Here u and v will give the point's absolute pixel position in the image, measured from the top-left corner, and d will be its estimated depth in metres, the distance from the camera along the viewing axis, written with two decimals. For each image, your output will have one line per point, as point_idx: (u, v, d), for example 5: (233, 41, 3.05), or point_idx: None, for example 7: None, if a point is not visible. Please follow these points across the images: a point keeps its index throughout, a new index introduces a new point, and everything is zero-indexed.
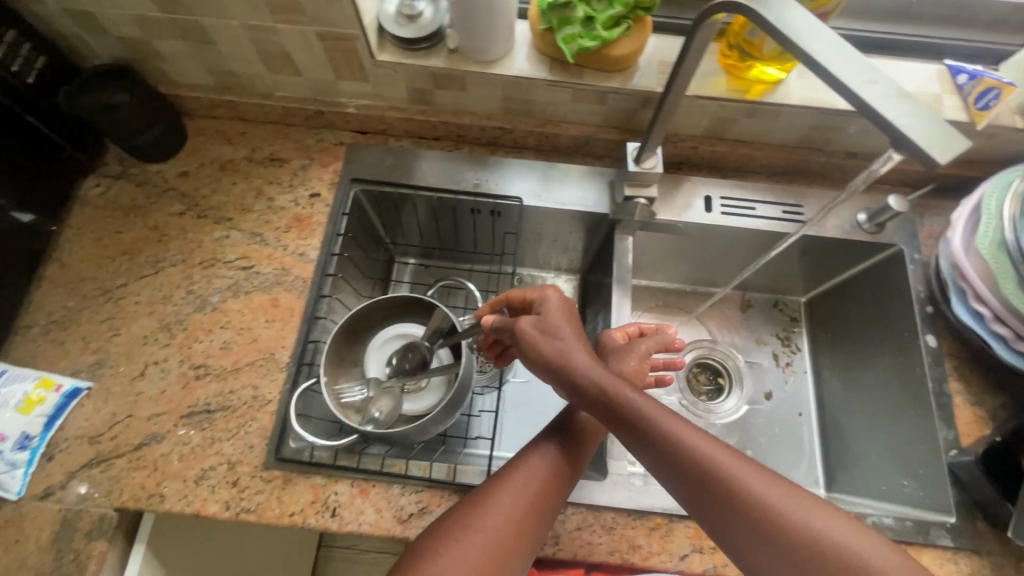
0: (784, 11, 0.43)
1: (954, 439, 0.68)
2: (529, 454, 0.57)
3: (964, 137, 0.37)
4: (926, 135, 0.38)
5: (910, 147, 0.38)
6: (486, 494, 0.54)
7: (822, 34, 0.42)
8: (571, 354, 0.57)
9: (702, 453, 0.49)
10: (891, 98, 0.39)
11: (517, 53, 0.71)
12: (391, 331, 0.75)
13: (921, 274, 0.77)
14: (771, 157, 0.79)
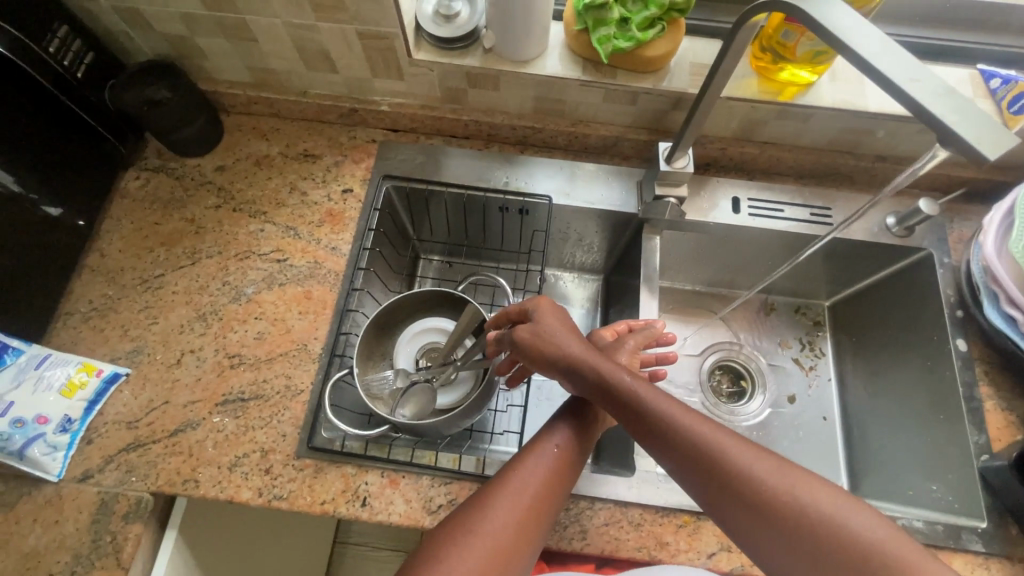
0: (829, 8, 0.43)
1: (985, 444, 0.68)
2: (529, 453, 0.57)
3: (1012, 134, 0.38)
4: (975, 133, 0.38)
5: (959, 143, 0.38)
6: (488, 496, 0.54)
7: (868, 31, 0.42)
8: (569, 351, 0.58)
9: (702, 443, 0.49)
10: (939, 95, 0.39)
11: (550, 53, 0.72)
12: (422, 325, 0.76)
13: (951, 278, 0.76)
14: (800, 159, 0.79)
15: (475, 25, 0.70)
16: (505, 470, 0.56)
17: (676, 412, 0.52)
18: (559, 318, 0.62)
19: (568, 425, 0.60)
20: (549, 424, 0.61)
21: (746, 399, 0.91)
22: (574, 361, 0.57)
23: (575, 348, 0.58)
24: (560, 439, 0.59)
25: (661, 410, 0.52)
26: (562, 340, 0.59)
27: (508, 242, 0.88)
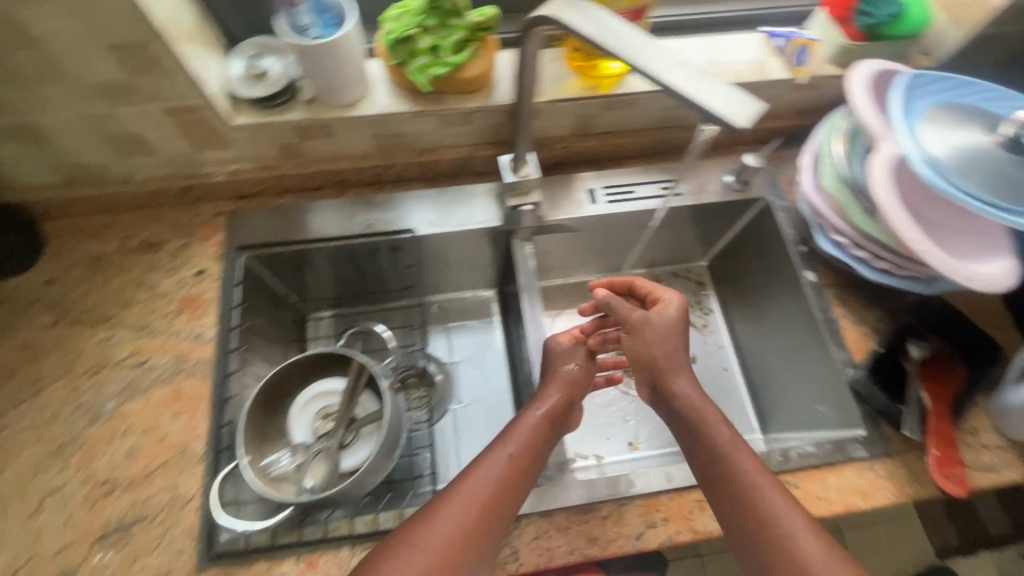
0: (589, 16, 0.45)
1: (848, 358, 0.75)
2: (482, 463, 0.60)
3: (757, 100, 0.40)
4: (729, 106, 0.40)
5: (712, 117, 0.40)
6: (440, 503, 0.56)
7: (626, 31, 0.45)
8: (675, 369, 0.65)
9: (746, 482, 0.56)
10: (689, 79, 0.42)
11: (374, 91, 0.72)
12: (312, 390, 0.73)
13: (791, 218, 0.83)
14: (638, 142, 0.84)
15: (289, 78, 0.69)
16: (461, 476, 0.59)
17: (752, 465, 0.57)
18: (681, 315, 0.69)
19: (525, 434, 0.63)
20: (515, 431, 0.63)
21: None
22: (680, 372, 0.65)
23: (683, 369, 0.65)
24: (515, 449, 0.61)
25: (737, 460, 0.58)
26: (676, 350, 0.66)
27: (388, 280, 0.88)
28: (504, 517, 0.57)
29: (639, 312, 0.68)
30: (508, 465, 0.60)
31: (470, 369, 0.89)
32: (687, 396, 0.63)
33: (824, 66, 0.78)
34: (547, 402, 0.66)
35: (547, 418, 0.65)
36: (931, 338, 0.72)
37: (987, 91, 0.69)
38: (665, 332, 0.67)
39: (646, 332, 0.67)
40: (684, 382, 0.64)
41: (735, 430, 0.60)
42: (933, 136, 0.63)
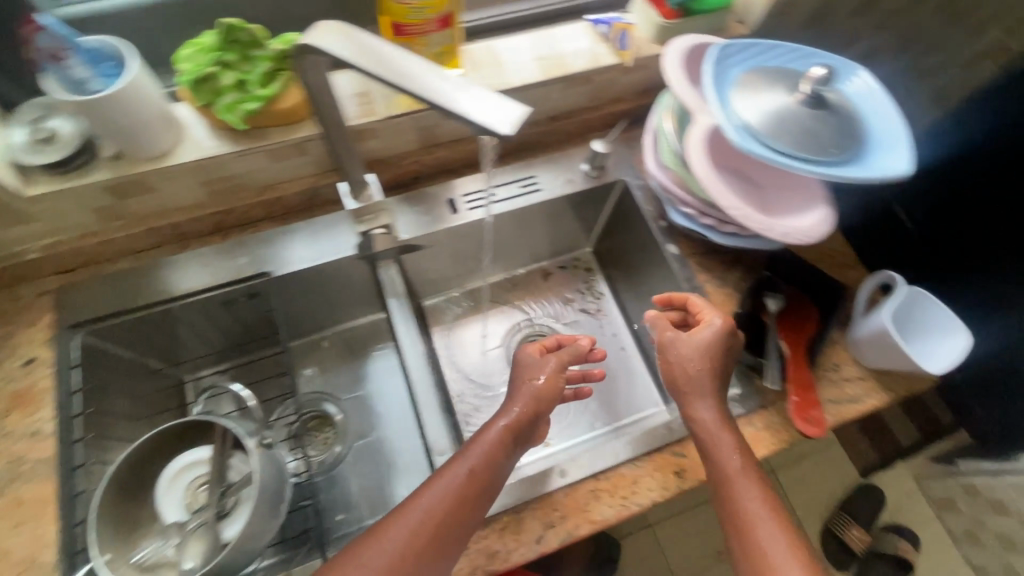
0: (344, 38, 0.44)
1: (717, 321, 0.77)
2: (438, 480, 0.59)
3: (521, 104, 0.41)
4: (490, 113, 0.40)
5: (481, 126, 0.40)
6: (389, 523, 0.56)
7: (397, 56, 0.43)
8: (699, 397, 0.65)
9: (747, 515, 0.58)
10: (454, 89, 0.42)
11: (189, 136, 0.67)
12: (177, 464, 0.66)
13: (648, 195, 0.86)
14: (489, 145, 0.84)
15: (83, 137, 0.63)
16: (414, 494, 0.58)
17: (754, 500, 0.59)
18: (715, 343, 0.67)
19: (489, 449, 0.62)
20: (475, 442, 0.62)
21: None
22: (699, 398, 0.65)
23: (705, 399, 0.65)
24: (476, 464, 0.60)
25: (741, 490, 0.60)
26: (697, 374, 0.66)
27: (257, 329, 0.82)
28: (457, 531, 0.57)
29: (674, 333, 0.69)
30: (466, 478, 0.59)
31: (363, 402, 0.91)
32: (702, 423, 0.64)
33: (649, 46, 0.80)
34: (508, 416, 0.65)
35: (507, 431, 0.63)
36: (782, 286, 0.78)
37: (790, 51, 0.74)
38: (694, 360, 0.66)
39: (677, 360, 0.67)
40: (704, 405, 0.64)
41: (747, 459, 0.62)
42: (742, 104, 0.67)
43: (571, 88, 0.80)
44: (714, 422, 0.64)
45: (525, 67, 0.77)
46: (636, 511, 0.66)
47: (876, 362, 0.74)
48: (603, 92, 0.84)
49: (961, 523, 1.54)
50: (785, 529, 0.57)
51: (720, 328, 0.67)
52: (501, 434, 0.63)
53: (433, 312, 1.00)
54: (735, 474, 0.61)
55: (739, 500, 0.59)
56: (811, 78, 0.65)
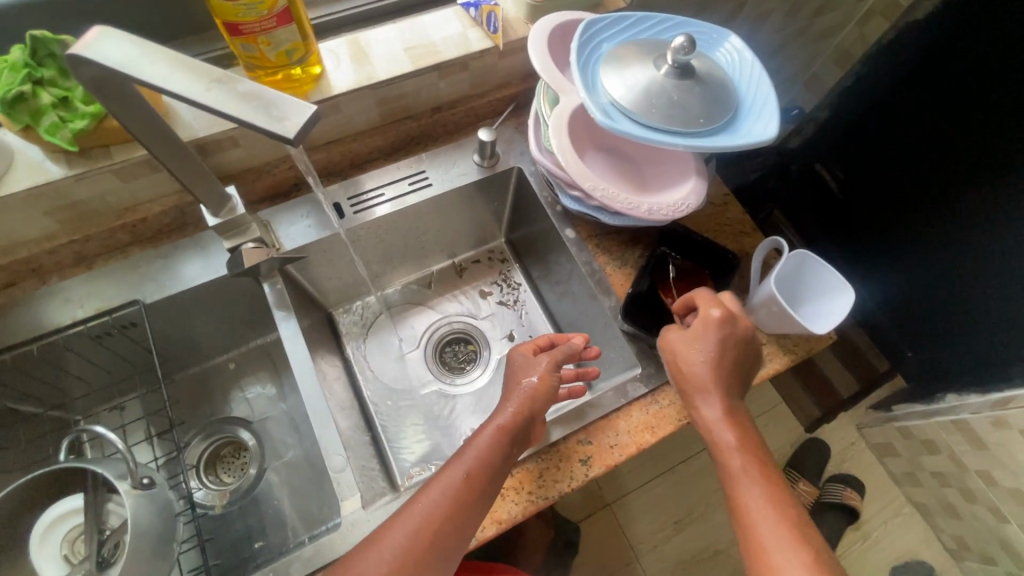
0: (130, 50, 0.41)
1: (617, 303, 0.76)
2: (433, 484, 0.58)
3: (307, 104, 0.39)
4: (270, 117, 0.38)
5: (266, 131, 0.38)
6: (388, 528, 0.56)
7: (198, 70, 0.40)
8: (711, 393, 0.63)
9: (756, 513, 0.57)
10: (237, 95, 0.40)
11: (19, 163, 0.61)
12: (50, 515, 0.61)
13: (542, 181, 0.84)
14: (371, 143, 0.80)
15: None
16: (411, 500, 0.58)
17: (759, 493, 0.58)
18: (719, 338, 0.64)
19: (490, 450, 0.60)
20: (471, 444, 0.61)
21: (478, 365, 0.95)
22: (704, 396, 0.64)
23: (709, 397, 0.63)
24: (472, 469, 0.59)
25: (748, 485, 0.59)
26: (697, 371, 0.64)
27: (141, 362, 0.77)
28: (456, 534, 0.56)
29: (681, 334, 0.66)
30: (467, 483, 0.58)
31: (280, 424, 0.88)
32: (706, 421, 0.63)
33: (522, 27, 0.77)
34: (503, 415, 0.63)
35: (506, 433, 0.62)
36: (678, 260, 0.78)
37: (658, 24, 0.73)
38: (699, 360, 0.64)
39: (679, 361, 0.65)
40: (710, 400, 0.63)
41: (757, 457, 0.61)
42: (609, 81, 0.65)
43: (448, 76, 0.77)
44: (720, 419, 0.63)
45: (394, 60, 0.73)
46: (543, 505, 0.66)
47: (773, 328, 0.74)
48: (483, 78, 0.81)
49: (899, 466, 1.58)
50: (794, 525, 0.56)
51: (710, 321, 0.65)
52: (498, 434, 0.61)
53: (347, 321, 0.96)
54: (741, 469, 0.60)
55: (744, 498, 0.59)
56: (672, 48, 0.64)
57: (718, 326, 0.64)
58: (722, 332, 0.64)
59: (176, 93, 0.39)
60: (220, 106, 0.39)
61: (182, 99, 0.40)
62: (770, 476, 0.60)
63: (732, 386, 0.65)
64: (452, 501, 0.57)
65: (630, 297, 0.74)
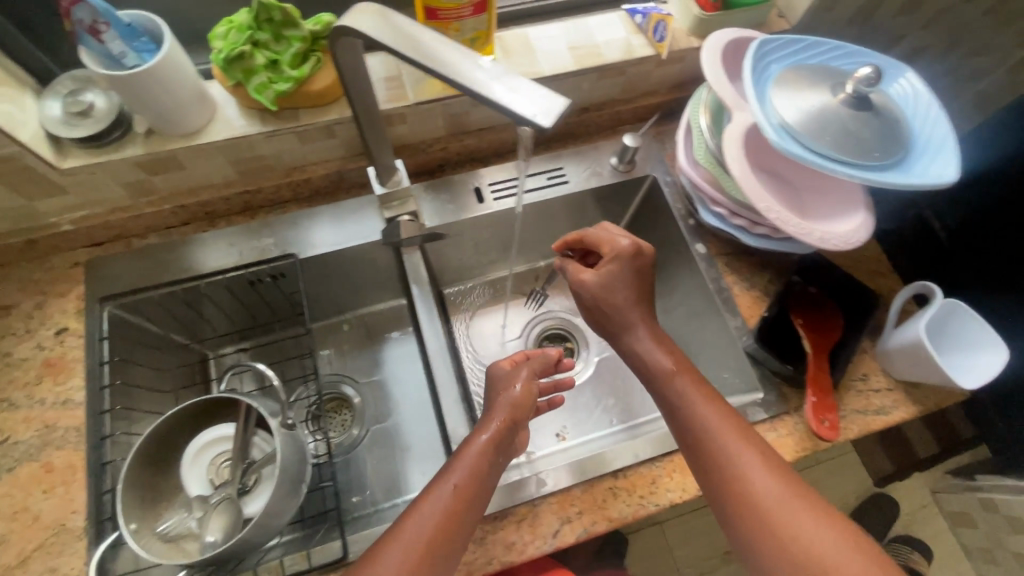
0: (395, 23, 0.45)
1: (743, 324, 0.76)
2: (424, 502, 0.57)
3: (561, 96, 0.39)
4: (534, 108, 0.39)
5: (522, 118, 0.39)
6: (385, 553, 0.54)
7: (453, 49, 0.43)
8: (694, 403, 0.61)
9: (761, 493, 0.54)
10: (495, 80, 0.41)
11: (223, 114, 0.67)
12: (202, 439, 0.68)
13: (676, 193, 0.84)
14: (516, 134, 0.82)
15: (118, 112, 0.63)
16: (404, 518, 0.56)
17: (760, 473, 0.56)
18: (633, 270, 0.71)
19: (470, 461, 0.60)
20: (460, 458, 0.61)
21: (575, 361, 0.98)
22: (631, 331, 0.69)
23: (632, 328, 0.69)
24: (461, 480, 0.59)
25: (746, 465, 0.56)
26: (624, 305, 0.70)
27: (279, 310, 0.83)
28: (454, 547, 0.55)
29: (591, 275, 0.72)
30: (456, 491, 0.58)
31: (386, 384, 0.92)
32: (640, 353, 0.68)
33: (686, 39, 0.78)
34: (488, 429, 0.64)
35: (490, 445, 0.62)
36: (812, 290, 0.75)
37: (830, 49, 0.71)
38: (619, 296, 0.70)
39: (603, 298, 0.71)
40: (642, 332, 0.68)
41: (752, 443, 0.58)
42: (783, 102, 0.64)
43: (604, 79, 0.79)
44: (652, 348, 0.67)
45: (558, 58, 0.75)
46: (653, 511, 0.67)
47: (904, 375, 0.72)
48: (634, 84, 0.82)
49: (974, 540, 1.49)
50: (803, 505, 0.54)
51: (624, 257, 0.71)
52: (484, 449, 0.62)
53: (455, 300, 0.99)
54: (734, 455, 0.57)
55: (692, 423, 0.60)
56: (855, 78, 0.63)
57: (631, 260, 0.71)
58: (632, 262, 0.72)
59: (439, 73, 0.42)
60: (479, 90, 0.41)
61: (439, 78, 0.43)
62: (706, 391, 0.63)
63: (651, 314, 0.71)
64: (444, 510, 0.57)
65: (761, 321, 0.73)
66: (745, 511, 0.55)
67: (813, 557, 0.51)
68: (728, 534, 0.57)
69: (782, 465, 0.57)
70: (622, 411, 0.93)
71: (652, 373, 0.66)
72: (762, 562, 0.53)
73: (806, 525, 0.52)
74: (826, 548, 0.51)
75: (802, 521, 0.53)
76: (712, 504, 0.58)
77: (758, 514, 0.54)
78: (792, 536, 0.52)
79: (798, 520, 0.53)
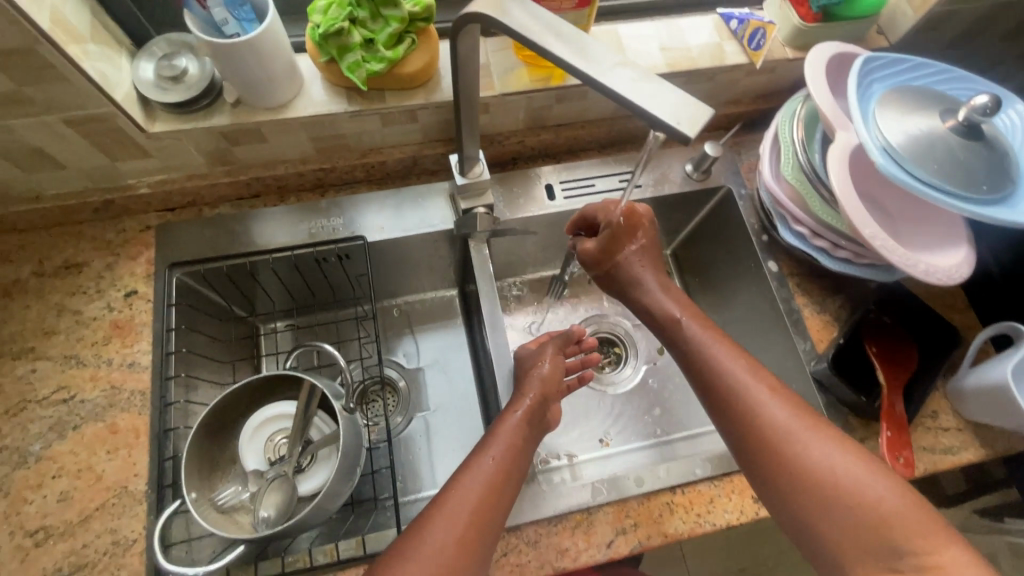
0: (529, 11, 0.43)
1: (811, 348, 0.74)
2: (467, 473, 0.57)
3: (706, 106, 0.38)
4: (676, 115, 0.38)
5: (663, 125, 0.38)
6: (434, 526, 0.52)
7: (589, 45, 0.42)
8: (705, 344, 0.61)
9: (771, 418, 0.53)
10: (634, 82, 0.40)
11: (309, 89, 0.67)
12: (262, 416, 0.68)
13: (751, 206, 0.82)
14: (593, 133, 0.81)
15: (209, 79, 0.63)
16: (452, 492, 0.55)
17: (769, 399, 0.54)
18: (630, 230, 0.69)
19: (508, 439, 0.60)
20: (499, 435, 0.60)
21: (622, 367, 0.93)
22: (638, 285, 0.68)
23: (642, 272, 0.69)
24: (501, 454, 0.59)
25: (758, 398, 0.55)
26: (630, 264, 0.69)
27: (338, 290, 0.82)
28: (496, 518, 0.55)
29: (592, 246, 0.70)
30: (495, 465, 0.58)
31: (435, 373, 0.88)
32: (649, 297, 0.67)
33: (780, 50, 0.76)
34: (521, 407, 0.64)
35: (526, 422, 0.63)
36: (888, 320, 0.73)
37: (934, 74, 0.68)
38: (619, 258, 0.69)
39: (605, 261, 0.70)
40: (651, 280, 0.68)
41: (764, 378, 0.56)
42: (889, 124, 0.61)
43: (691, 84, 0.76)
44: (660, 296, 0.67)
45: (650, 58, 0.73)
46: (709, 530, 0.66)
47: (977, 416, 0.70)
48: (720, 91, 0.80)
49: None
50: (815, 432, 0.52)
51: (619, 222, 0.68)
52: (516, 430, 0.61)
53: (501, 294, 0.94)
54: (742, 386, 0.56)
55: (705, 360, 0.59)
56: (970, 106, 0.60)
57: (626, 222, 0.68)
58: (627, 226, 0.69)
59: (583, 73, 0.40)
60: (624, 91, 0.39)
61: (582, 80, 0.41)
62: (714, 332, 0.63)
63: (657, 267, 0.70)
64: (485, 482, 0.56)
65: (835, 347, 0.71)
66: (760, 441, 0.53)
67: (832, 478, 0.49)
68: (746, 472, 0.55)
69: (794, 397, 0.55)
70: (667, 423, 0.89)
71: (660, 322, 0.66)
72: (784, 493, 0.51)
73: (823, 448, 0.50)
74: (839, 467, 0.49)
75: (811, 440, 0.51)
76: (728, 442, 0.56)
77: (773, 444, 0.52)
78: (811, 461, 0.50)
79: (814, 444, 0.51)
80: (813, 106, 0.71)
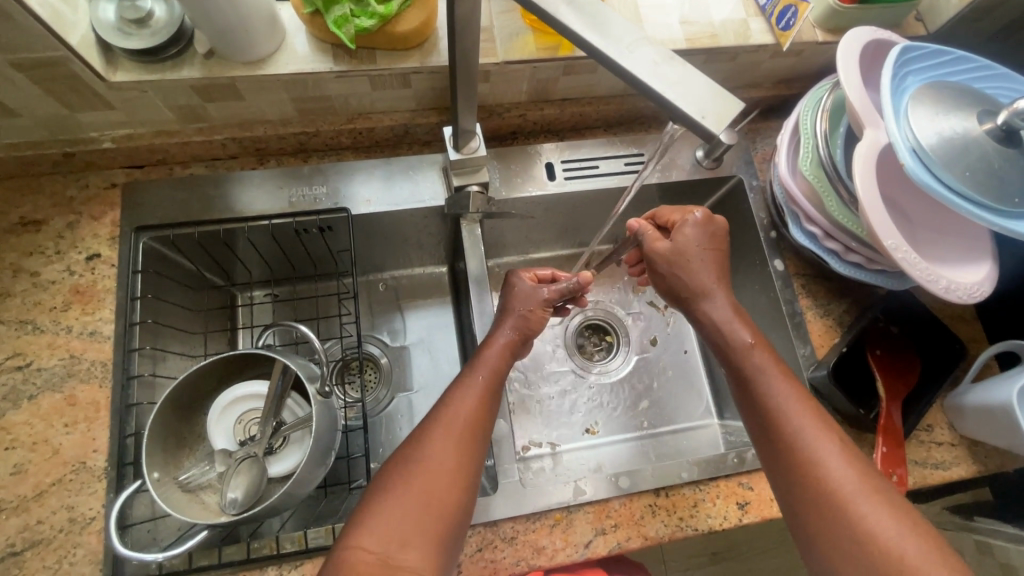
0: None
1: (810, 354, 0.71)
2: (458, 390, 0.56)
3: (736, 100, 0.36)
4: (703, 110, 0.36)
5: (688, 120, 0.36)
6: (431, 443, 0.52)
7: (611, 18, 0.38)
8: (765, 378, 0.56)
9: (831, 479, 0.49)
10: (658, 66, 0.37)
11: (290, 43, 0.60)
12: (232, 395, 0.65)
13: (762, 200, 0.77)
14: (601, 110, 0.75)
15: (180, 25, 0.57)
16: (444, 409, 0.55)
17: (835, 456, 0.50)
18: (709, 238, 0.64)
19: (494, 361, 0.59)
20: (483, 358, 0.59)
21: (613, 356, 0.89)
22: (707, 298, 0.61)
23: (711, 288, 0.62)
24: (487, 376, 0.58)
25: (821, 453, 0.51)
26: (699, 269, 0.62)
27: (318, 260, 0.77)
28: (487, 430, 0.55)
29: (666, 244, 0.63)
30: (482, 387, 0.57)
31: (420, 352, 0.83)
32: (717, 322, 0.60)
33: (809, 32, 0.70)
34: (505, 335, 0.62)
35: (512, 344, 0.61)
36: (893, 330, 0.69)
37: (971, 69, 0.62)
38: (697, 256, 0.63)
39: (678, 263, 0.63)
40: (717, 297, 0.61)
41: (831, 430, 0.52)
42: (924, 120, 0.55)
43: (710, 64, 0.71)
44: (728, 317, 0.60)
45: (668, 32, 0.67)
46: (690, 535, 0.64)
47: (972, 433, 0.67)
48: (740, 72, 0.74)
49: None
50: (882, 501, 0.48)
51: (694, 227, 0.64)
52: (504, 354, 0.60)
53: (496, 274, 0.85)
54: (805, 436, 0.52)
55: (768, 401, 0.55)
56: (1011, 109, 0.54)
57: (708, 229, 0.64)
58: (701, 225, 0.64)
59: (595, 49, 0.37)
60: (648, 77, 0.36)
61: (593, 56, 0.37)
62: (782, 371, 0.57)
63: (727, 282, 0.63)
64: (477, 399, 0.56)
65: (836, 355, 0.68)
66: (814, 503, 0.49)
67: (898, 556, 0.45)
68: (794, 523, 0.52)
69: (864, 459, 0.51)
70: (655, 416, 0.85)
71: (727, 347, 0.59)
72: (833, 560, 0.48)
73: (890, 523, 0.47)
74: (901, 541, 0.46)
75: (879, 510, 0.47)
76: (778, 489, 0.53)
77: (834, 508, 0.48)
78: (875, 533, 0.46)
79: (877, 514, 0.47)
80: (839, 96, 0.65)
